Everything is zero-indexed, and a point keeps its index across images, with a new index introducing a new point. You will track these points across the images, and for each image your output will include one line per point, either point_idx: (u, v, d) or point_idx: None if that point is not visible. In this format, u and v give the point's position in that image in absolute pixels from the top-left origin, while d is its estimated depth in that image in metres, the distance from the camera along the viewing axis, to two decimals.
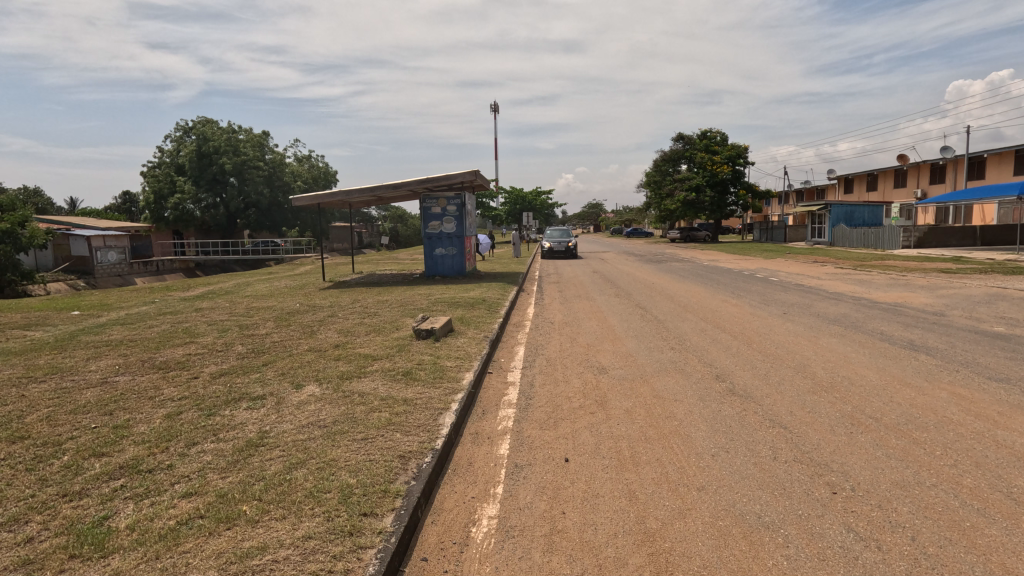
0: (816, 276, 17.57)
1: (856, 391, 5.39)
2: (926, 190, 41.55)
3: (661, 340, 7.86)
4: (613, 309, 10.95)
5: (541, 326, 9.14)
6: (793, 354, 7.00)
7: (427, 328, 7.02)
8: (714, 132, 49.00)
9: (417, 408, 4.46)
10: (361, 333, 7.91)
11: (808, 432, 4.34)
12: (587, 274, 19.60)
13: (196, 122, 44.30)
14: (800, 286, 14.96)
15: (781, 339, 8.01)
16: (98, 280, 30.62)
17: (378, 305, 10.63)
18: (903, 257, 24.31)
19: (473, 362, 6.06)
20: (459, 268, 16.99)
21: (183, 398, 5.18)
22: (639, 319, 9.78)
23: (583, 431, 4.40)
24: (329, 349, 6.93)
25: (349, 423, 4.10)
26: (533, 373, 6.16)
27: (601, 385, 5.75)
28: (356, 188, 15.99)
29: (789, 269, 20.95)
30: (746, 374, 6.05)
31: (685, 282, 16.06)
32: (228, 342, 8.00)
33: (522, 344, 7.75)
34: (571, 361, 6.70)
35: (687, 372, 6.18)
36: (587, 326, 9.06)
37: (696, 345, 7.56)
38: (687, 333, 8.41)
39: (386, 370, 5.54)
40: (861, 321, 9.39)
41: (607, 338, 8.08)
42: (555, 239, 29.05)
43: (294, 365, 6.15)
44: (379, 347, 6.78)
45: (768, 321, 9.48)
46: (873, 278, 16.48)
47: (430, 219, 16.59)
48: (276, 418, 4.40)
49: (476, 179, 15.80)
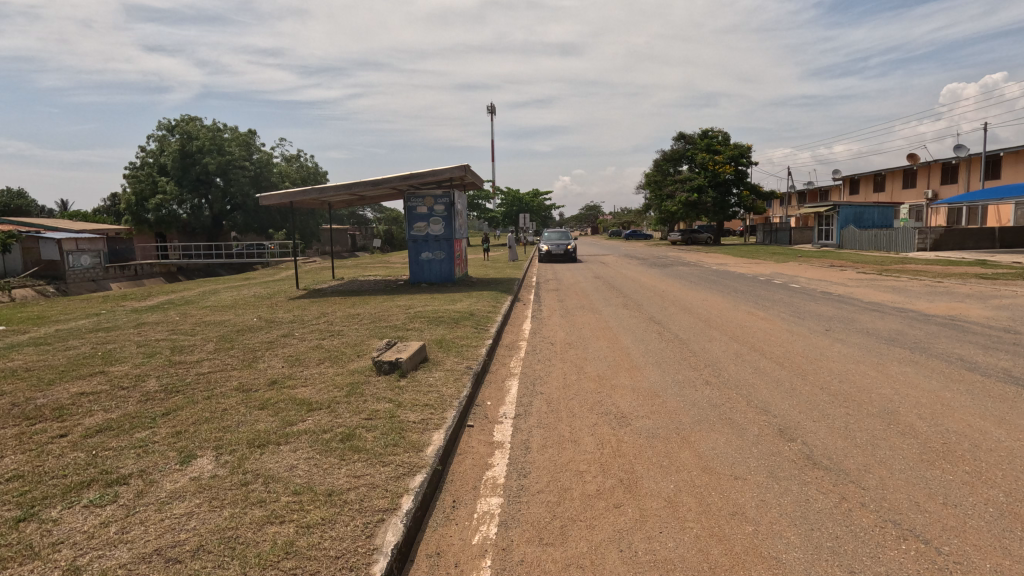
0: (840, 283, 15.97)
1: (990, 461, 3.74)
2: (938, 191, 40.12)
3: (690, 371, 6.26)
4: (625, 325, 9.29)
5: (539, 349, 7.48)
6: (866, 393, 5.36)
7: (390, 360, 5.36)
8: (714, 132, 47.63)
9: (342, 515, 2.81)
10: (312, 363, 6.25)
11: (972, 555, 2.69)
12: (589, 279, 18.06)
13: (179, 120, 42.52)
14: (827, 294, 13.41)
15: (841, 368, 6.36)
16: (70, 285, 28.89)
17: (346, 322, 8.96)
18: (925, 260, 22.85)
19: (447, 414, 4.41)
20: (447, 274, 15.31)
21: (12, 480, 3.48)
22: (657, 338, 8.16)
23: (608, 551, 2.77)
24: (260, 388, 5.25)
25: (218, 556, 2.44)
26: (530, 428, 4.52)
27: (624, 448, 4.09)
28: (332, 186, 14.35)
29: (808, 273, 19.41)
30: (823, 429, 4.39)
31: (699, 290, 14.51)
32: (143, 375, 6.27)
33: (515, 377, 6.11)
34: (579, 405, 5.06)
35: (739, 424, 4.54)
36: (595, 350, 7.40)
37: (736, 379, 5.92)
38: (721, 360, 6.77)
39: (319, 433, 3.86)
40: (926, 342, 7.74)
41: (622, 368, 6.45)
42: (553, 242, 27.45)
43: (200, 418, 4.46)
44: (323, 386, 5.10)
45: (814, 342, 7.83)
46: (906, 285, 14.87)
47: (415, 220, 14.93)
48: (115, 533, 2.72)
49: (467, 175, 14.20)
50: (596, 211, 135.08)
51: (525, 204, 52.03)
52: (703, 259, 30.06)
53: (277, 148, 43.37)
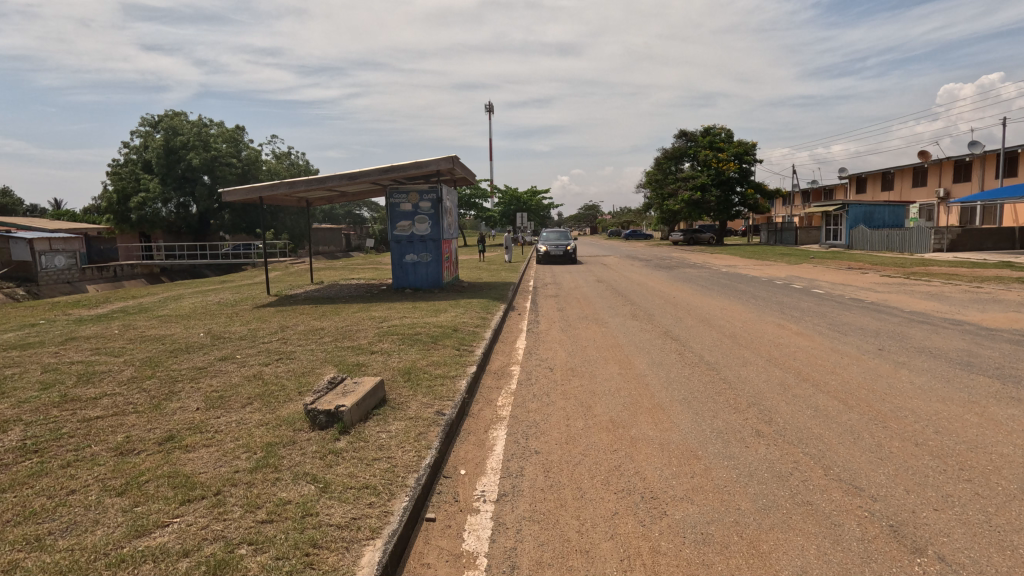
0: (869, 288, 14.52)
1: None
2: (950, 189, 38.64)
3: (731, 414, 4.81)
4: (637, 342, 7.85)
5: (535, 378, 6.00)
6: (985, 453, 3.88)
7: (327, 411, 3.90)
8: (718, 129, 46.17)
9: None
10: (236, 405, 4.74)
11: None
12: (591, 283, 16.57)
13: (164, 115, 40.90)
14: (859, 302, 11.93)
15: (926, 409, 4.87)
16: (42, 288, 27.24)
17: (304, 340, 7.46)
18: (948, 262, 21.38)
19: (394, 507, 2.94)
20: (434, 278, 13.77)
21: None
22: (679, 362, 6.67)
23: None
24: (143, 453, 3.73)
25: None
26: (519, 524, 3.04)
27: (663, 568, 2.64)
28: (304, 181, 12.81)
29: (827, 277, 17.94)
30: (958, 529, 2.92)
31: (714, 296, 13.04)
32: (12, 419, 4.73)
33: (503, 424, 4.63)
34: (589, 477, 3.60)
35: (828, 516, 3.07)
36: (604, 380, 5.93)
37: (796, 428, 4.46)
38: (767, 397, 5.28)
39: (173, 564, 2.36)
40: (1013, 368, 6.26)
41: (641, 409, 4.98)
42: (551, 242, 25.95)
43: (19, 513, 2.93)
44: (230, 452, 3.60)
45: (872, 368, 6.33)
46: (944, 291, 13.38)
47: (398, 218, 13.44)
48: None
49: (455, 167, 12.68)
50: (595, 211, 133.87)
51: (522, 203, 50.53)
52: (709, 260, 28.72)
53: (266, 144, 41.81)
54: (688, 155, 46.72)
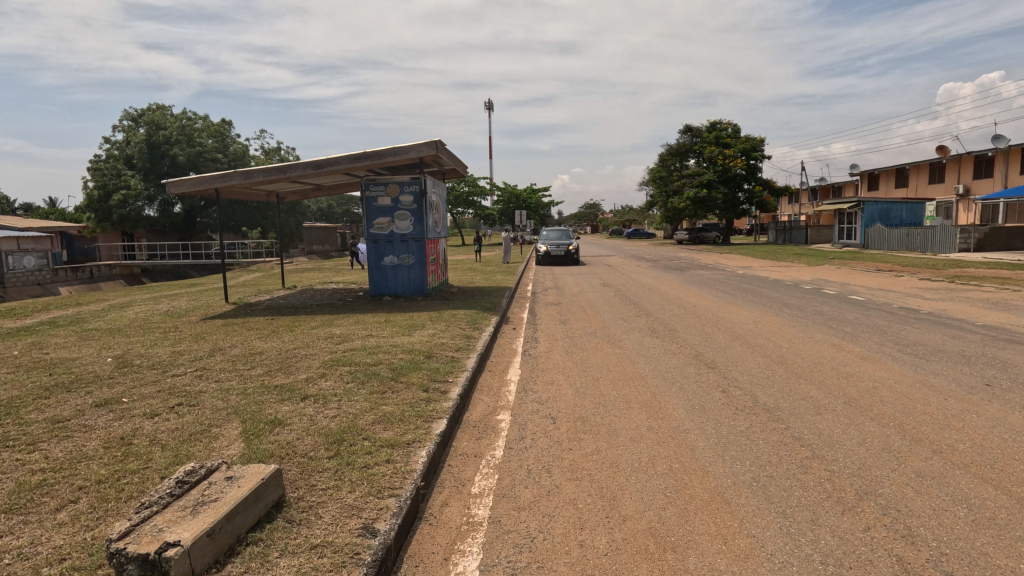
0: (915, 294, 12.71)
1: None
2: (970, 186, 36.80)
3: (843, 518, 3.02)
4: (664, 374, 6.02)
5: (533, 438, 4.18)
6: None
7: (142, 557, 2.13)
8: (725, 123, 44.31)
9: None
10: (37, 514, 2.88)
11: None
12: (596, 287, 14.74)
13: (146, 109, 39.19)
14: (915, 312, 10.12)
15: None
16: (8, 291, 25.21)
17: (225, 373, 5.62)
18: (983, 263, 19.63)
19: None
20: (417, 283, 11.96)
21: None
22: (726, 408, 4.87)
23: None
24: None
25: None
26: None
27: None
28: (262, 170, 10.97)
29: (858, 280, 16.20)
30: None
31: (739, 305, 11.27)
32: None
33: (476, 550, 2.77)
34: None
35: None
36: (630, 443, 4.10)
37: (965, 557, 2.66)
38: (882, 479, 3.48)
39: None
40: None
41: (695, 505, 3.19)
42: (551, 242, 24.14)
43: None
44: None
45: (1005, 421, 4.50)
46: (1004, 298, 11.59)
47: (376, 213, 11.64)
48: None
49: (439, 153, 10.86)
50: (596, 211, 132.73)
51: (521, 201, 48.63)
52: (717, 260, 27.10)
53: (252, 139, 40.08)
54: (693, 150, 44.80)
